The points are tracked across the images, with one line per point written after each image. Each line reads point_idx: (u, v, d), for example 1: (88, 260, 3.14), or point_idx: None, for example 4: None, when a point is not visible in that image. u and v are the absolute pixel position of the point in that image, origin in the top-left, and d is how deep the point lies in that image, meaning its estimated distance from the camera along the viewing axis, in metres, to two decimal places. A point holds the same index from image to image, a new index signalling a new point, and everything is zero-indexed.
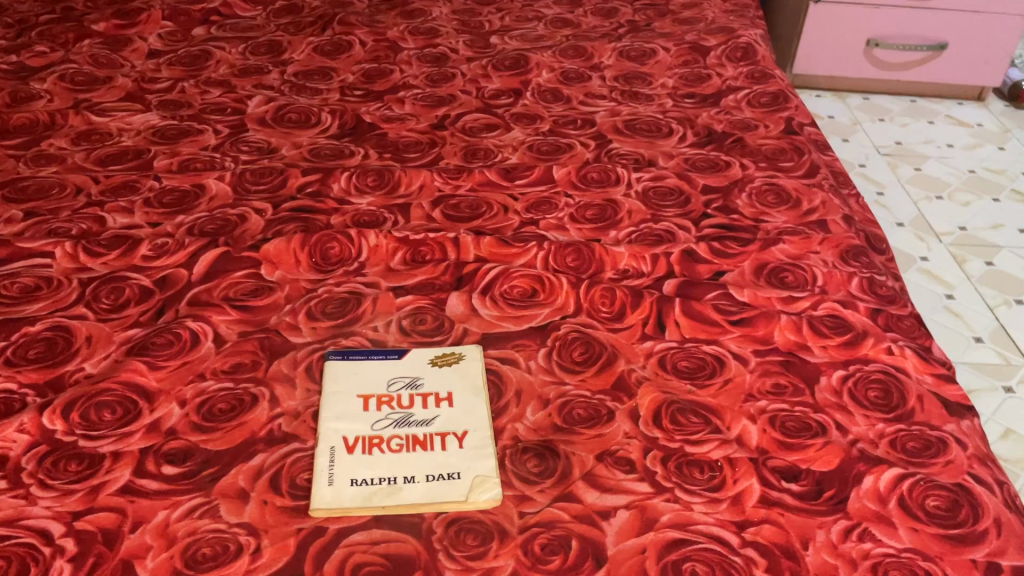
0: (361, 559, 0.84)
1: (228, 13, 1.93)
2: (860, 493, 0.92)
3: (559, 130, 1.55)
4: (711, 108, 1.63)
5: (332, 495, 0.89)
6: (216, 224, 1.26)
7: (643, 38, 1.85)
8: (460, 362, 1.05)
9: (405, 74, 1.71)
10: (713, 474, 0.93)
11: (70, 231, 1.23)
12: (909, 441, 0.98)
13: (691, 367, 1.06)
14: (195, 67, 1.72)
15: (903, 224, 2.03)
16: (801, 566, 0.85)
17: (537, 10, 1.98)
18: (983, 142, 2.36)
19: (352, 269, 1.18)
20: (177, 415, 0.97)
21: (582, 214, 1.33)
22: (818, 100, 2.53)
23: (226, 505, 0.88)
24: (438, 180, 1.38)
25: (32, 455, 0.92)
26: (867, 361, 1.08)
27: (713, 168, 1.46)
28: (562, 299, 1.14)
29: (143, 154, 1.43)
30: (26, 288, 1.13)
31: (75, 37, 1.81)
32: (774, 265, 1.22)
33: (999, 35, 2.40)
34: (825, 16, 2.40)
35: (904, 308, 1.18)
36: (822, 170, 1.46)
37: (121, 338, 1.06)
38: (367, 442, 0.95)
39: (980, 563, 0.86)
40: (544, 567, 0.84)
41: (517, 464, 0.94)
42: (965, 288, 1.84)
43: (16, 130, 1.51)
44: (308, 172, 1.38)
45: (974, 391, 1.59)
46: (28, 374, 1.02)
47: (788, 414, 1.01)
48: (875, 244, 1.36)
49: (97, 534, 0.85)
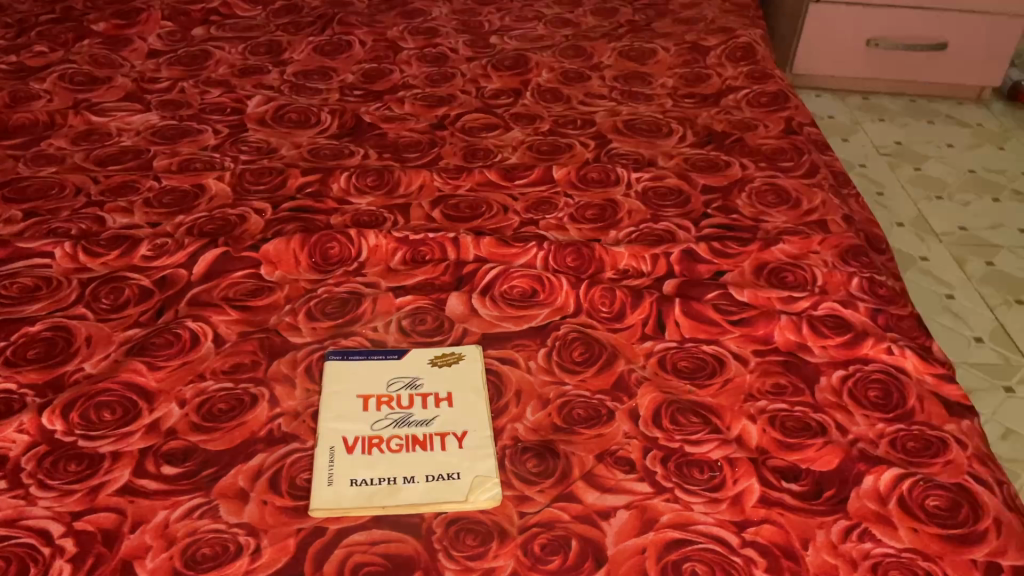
0: (361, 558, 0.84)
1: (229, 14, 1.94)
2: (860, 493, 0.92)
3: (559, 130, 1.55)
4: (711, 108, 1.63)
5: (332, 495, 0.89)
6: (216, 224, 1.26)
7: (643, 38, 1.85)
8: (460, 362, 1.05)
9: (404, 74, 1.71)
10: (713, 474, 0.93)
11: (70, 231, 1.23)
12: (908, 441, 0.98)
13: (691, 367, 1.06)
14: (195, 67, 1.72)
15: (903, 224, 2.03)
16: (801, 566, 0.85)
17: (537, 10, 1.98)
18: (982, 142, 2.36)
19: (352, 269, 1.18)
20: (176, 415, 0.97)
21: (582, 214, 1.33)
22: (818, 100, 2.53)
23: (226, 505, 0.88)
24: (438, 180, 1.38)
25: (31, 455, 0.92)
26: (867, 361, 1.08)
27: (713, 168, 1.46)
28: (562, 299, 1.14)
29: (143, 155, 1.43)
30: (26, 288, 1.13)
31: (75, 37, 1.81)
32: (774, 265, 1.22)
33: (998, 35, 2.40)
34: (825, 16, 2.40)
35: (904, 308, 1.18)
36: (822, 170, 1.46)
37: (121, 338, 1.06)
38: (366, 442, 0.95)
39: (981, 563, 0.86)
40: (544, 567, 0.84)
41: (517, 464, 0.94)
42: (965, 288, 1.84)
43: (16, 130, 1.50)
44: (308, 172, 1.38)
45: (974, 391, 1.59)
46: (27, 375, 1.02)
47: (788, 414, 1.00)
48: (875, 244, 1.36)
49: (97, 535, 0.85)
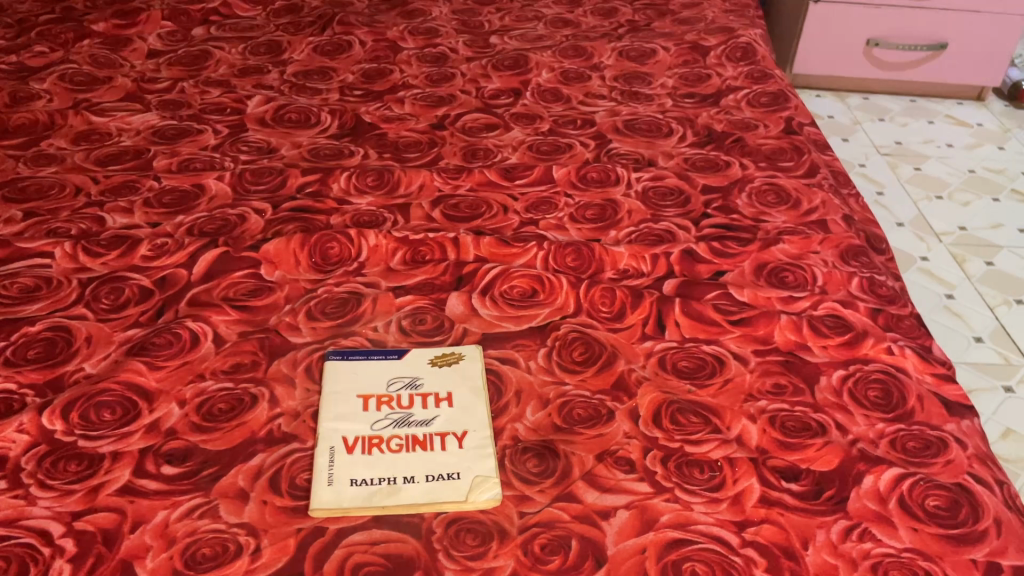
0: (361, 558, 0.84)
1: (229, 14, 1.94)
2: (860, 493, 0.92)
3: (559, 130, 1.54)
4: (711, 108, 1.63)
5: (332, 494, 0.89)
6: (216, 224, 1.26)
7: (643, 38, 1.85)
8: (460, 362, 1.04)
9: (404, 74, 1.71)
10: (713, 474, 0.93)
11: (70, 232, 1.23)
12: (908, 441, 0.98)
13: (691, 367, 1.06)
14: (195, 67, 1.72)
15: (903, 224, 2.03)
16: (801, 566, 0.85)
17: (537, 10, 1.98)
18: (983, 142, 2.35)
19: (352, 269, 1.18)
20: (176, 415, 0.97)
21: (582, 214, 1.33)
22: (818, 100, 2.53)
23: (226, 505, 0.88)
24: (438, 180, 1.38)
25: (31, 455, 0.92)
26: (867, 361, 1.08)
27: (713, 168, 1.46)
28: (562, 299, 1.14)
29: (142, 155, 1.43)
30: (26, 288, 1.13)
31: (75, 37, 1.81)
32: (774, 265, 1.22)
33: (998, 36, 2.40)
34: (825, 16, 2.40)
35: (904, 308, 1.18)
36: (822, 170, 1.46)
37: (120, 338, 1.06)
38: (366, 442, 0.95)
39: (981, 563, 0.86)
40: (543, 567, 0.84)
41: (518, 464, 0.94)
42: (965, 287, 1.84)
43: (16, 130, 1.50)
44: (308, 172, 1.38)
45: (974, 391, 1.59)
46: (27, 375, 1.02)
47: (788, 414, 1.00)
48: (875, 244, 1.36)
49: (97, 535, 0.85)
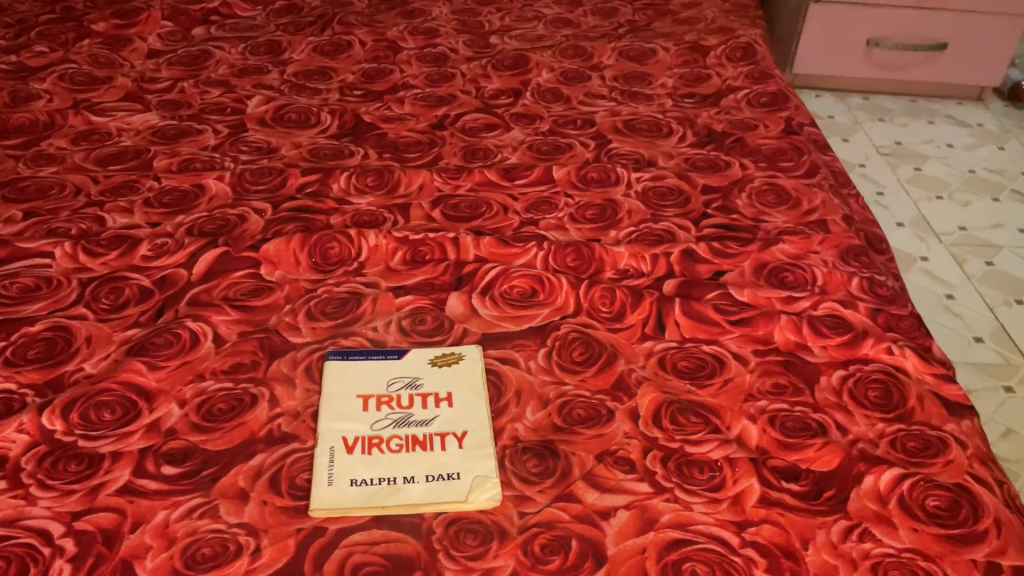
0: (361, 558, 0.84)
1: (229, 14, 1.94)
2: (860, 493, 0.92)
3: (559, 130, 1.54)
4: (711, 108, 1.63)
5: (332, 494, 0.89)
6: (216, 224, 1.26)
7: (643, 38, 1.85)
8: (460, 362, 1.04)
9: (404, 74, 1.71)
10: (714, 474, 0.93)
11: (70, 231, 1.23)
12: (908, 441, 0.98)
13: (692, 367, 1.06)
14: (195, 67, 1.72)
15: (903, 224, 2.03)
16: (801, 566, 0.85)
17: (537, 10, 1.98)
18: (982, 142, 2.35)
19: (352, 269, 1.18)
20: (176, 415, 0.97)
21: (582, 214, 1.33)
22: (818, 100, 2.53)
23: (227, 504, 0.88)
24: (438, 180, 1.38)
25: (32, 455, 0.92)
26: (866, 361, 1.07)
27: (713, 168, 1.46)
28: (562, 299, 1.14)
29: (142, 155, 1.43)
30: (26, 288, 1.13)
31: (75, 37, 1.81)
32: (774, 265, 1.22)
33: (998, 35, 2.40)
34: (826, 16, 2.40)
35: (904, 309, 1.17)
36: (822, 170, 1.46)
37: (120, 338, 1.06)
38: (366, 442, 0.95)
39: (981, 563, 0.86)
40: (543, 567, 0.84)
41: (518, 464, 0.94)
42: (966, 288, 1.84)
43: (15, 130, 1.50)
44: (308, 172, 1.38)
45: (975, 391, 1.59)
46: (27, 375, 1.02)
47: (788, 414, 1.00)
48: (875, 244, 1.36)
49: (97, 535, 0.85)
